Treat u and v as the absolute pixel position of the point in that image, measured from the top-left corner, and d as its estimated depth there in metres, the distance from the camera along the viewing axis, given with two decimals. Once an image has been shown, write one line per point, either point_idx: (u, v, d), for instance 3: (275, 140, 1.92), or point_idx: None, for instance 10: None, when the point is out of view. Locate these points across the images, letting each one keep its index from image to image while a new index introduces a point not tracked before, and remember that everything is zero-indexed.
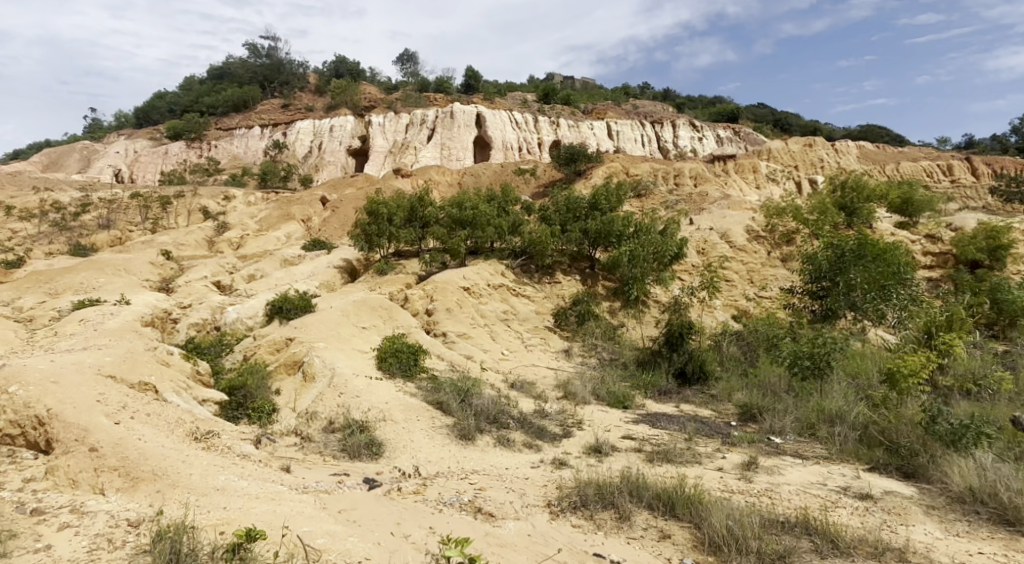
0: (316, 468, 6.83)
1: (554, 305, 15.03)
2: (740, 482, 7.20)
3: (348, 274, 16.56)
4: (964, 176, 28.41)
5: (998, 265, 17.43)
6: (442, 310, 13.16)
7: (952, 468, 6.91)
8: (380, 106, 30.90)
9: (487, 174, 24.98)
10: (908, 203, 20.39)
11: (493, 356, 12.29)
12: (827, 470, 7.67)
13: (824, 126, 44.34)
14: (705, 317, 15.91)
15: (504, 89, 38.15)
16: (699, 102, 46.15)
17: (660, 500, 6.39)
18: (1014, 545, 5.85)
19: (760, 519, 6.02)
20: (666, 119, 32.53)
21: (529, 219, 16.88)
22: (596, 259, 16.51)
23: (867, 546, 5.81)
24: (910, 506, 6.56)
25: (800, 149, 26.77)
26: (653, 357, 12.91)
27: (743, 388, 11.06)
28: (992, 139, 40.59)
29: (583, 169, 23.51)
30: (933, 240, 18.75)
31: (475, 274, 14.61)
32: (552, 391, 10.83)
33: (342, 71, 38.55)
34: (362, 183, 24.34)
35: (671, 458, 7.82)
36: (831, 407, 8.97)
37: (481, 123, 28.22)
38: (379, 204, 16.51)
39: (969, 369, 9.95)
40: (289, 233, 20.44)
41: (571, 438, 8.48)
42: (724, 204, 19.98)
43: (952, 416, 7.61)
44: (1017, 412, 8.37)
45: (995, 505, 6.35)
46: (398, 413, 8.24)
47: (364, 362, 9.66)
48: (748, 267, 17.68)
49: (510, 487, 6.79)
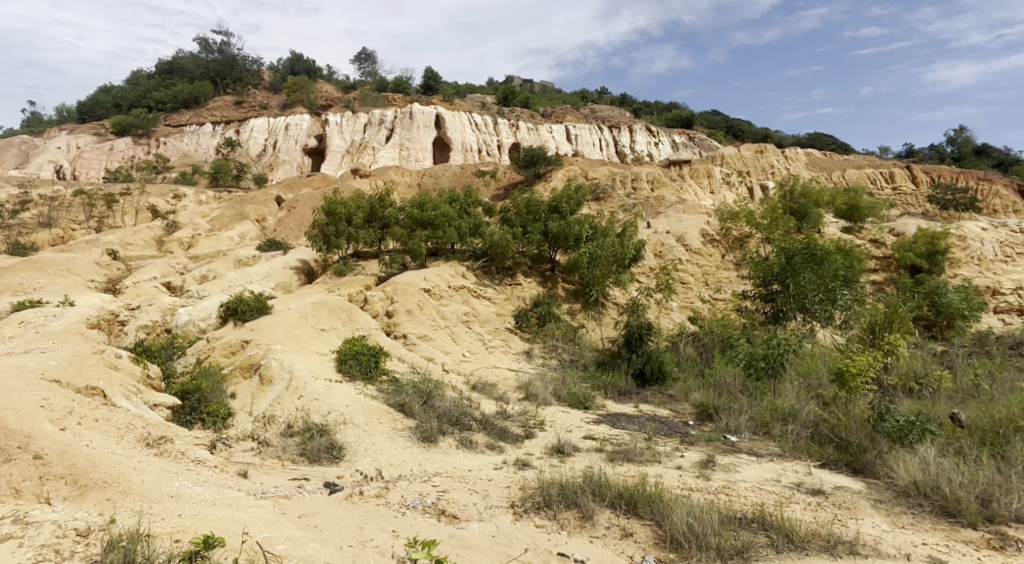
0: (274, 473, 6.67)
1: (515, 306, 15.06)
2: (698, 480, 7.34)
3: (306, 275, 16.29)
4: (905, 184, 29.55)
5: (937, 269, 18.22)
6: (402, 312, 13.04)
7: (897, 463, 7.16)
8: (337, 106, 30.55)
9: (447, 176, 24.88)
10: (854, 208, 21.10)
11: (455, 358, 12.26)
12: (780, 467, 7.86)
13: (774, 133, 45.66)
14: (662, 318, 16.17)
15: (463, 91, 38.19)
16: (656, 108, 46.94)
17: (622, 498, 6.47)
18: (957, 535, 6.10)
19: (720, 516, 6.11)
20: (624, 123, 32.98)
21: (490, 221, 16.91)
22: (556, 261, 16.66)
23: (821, 539, 5.97)
24: (859, 501, 6.78)
25: (752, 156, 27.50)
26: (613, 358, 13.06)
27: (699, 387, 11.31)
28: (930, 148, 42.32)
29: (543, 172, 23.65)
30: (877, 244, 19.43)
31: (436, 275, 14.57)
32: (514, 392, 10.86)
33: (298, 69, 37.87)
34: (319, 183, 23.99)
35: (631, 458, 7.93)
36: (784, 407, 9.22)
37: (440, 124, 28.08)
38: (338, 204, 16.34)
39: (911, 369, 10.38)
40: (243, 233, 19.96)
41: (533, 439, 8.53)
42: (680, 208, 20.35)
43: (898, 414, 7.93)
44: (957, 409, 8.73)
45: (938, 498, 6.61)
46: (358, 416, 8.13)
47: (324, 365, 9.50)
48: (703, 270, 18.07)
49: (473, 489, 6.77)
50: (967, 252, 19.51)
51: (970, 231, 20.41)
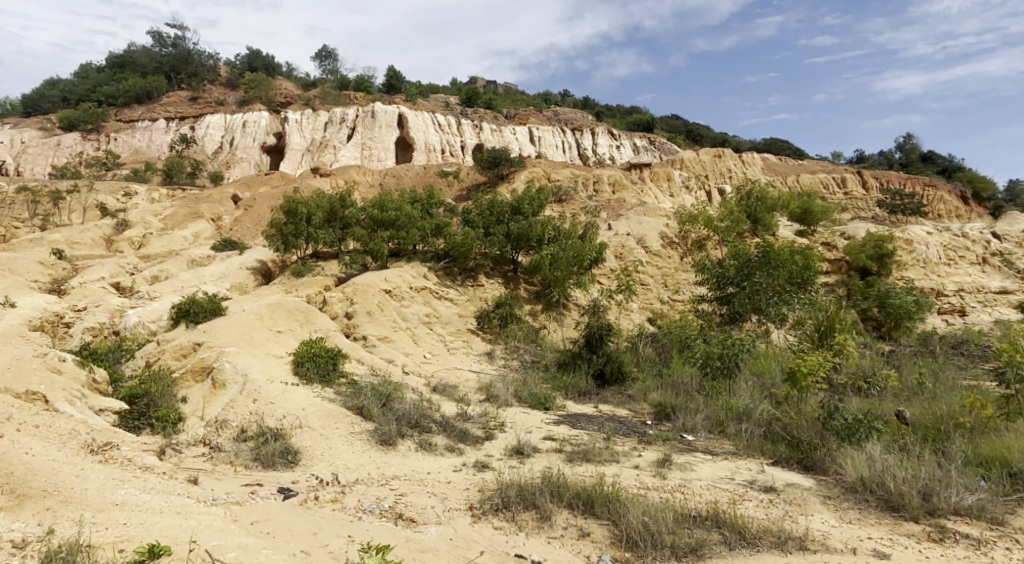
0: (226, 480, 6.51)
1: (477, 307, 15.03)
2: (655, 479, 7.44)
3: (262, 275, 16.00)
4: (856, 188, 30.40)
5: (885, 272, 18.81)
6: (362, 313, 12.87)
7: (846, 460, 7.35)
8: (296, 103, 30.10)
9: (409, 176, 24.72)
10: (807, 212, 21.65)
11: (415, 360, 12.15)
12: (734, 465, 8.02)
13: (731, 138, 46.60)
14: (622, 319, 16.34)
15: (426, 90, 38.03)
16: (617, 111, 47.46)
17: (579, 499, 6.52)
18: (900, 529, 6.29)
19: (674, 515, 6.21)
20: (586, 126, 33.25)
21: (452, 221, 16.86)
22: (519, 262, 16.69)
23: (771, 536, 6.09)
24: (809, 497, 6.95)
25: (710, 160, 28.00)
26: (574, 359, 13.13)
27: (657, 387, 11.46)
28: (880, 154, 43.73)
29: (506, 173, 23.70)
30: (829, 247, 19.92)
31: (397, 276, 14.45)
32: (475, 394, 10.83)
33: (256, 65, 37.19)
34: (277, 181, 23.57)
35: (590, 458, 7.98)
36: (739, 406, 9.41)
37: (403, 123, 27.88)
38: (298, 203, 16.08)
39: (860, 368, 10.70)
40: (197, 233, 19.47)
41: (493, 440, 8.52)
42: (640, 211, 20.59)
43: (847, 411, 8.16)
44: (902, 407, 9.03)
45: (883, 493, 6.82)
46: (315, 420, 8.01)
47: (280, 368, 9.32)
48: (662, 271, 18.32)
49: (431, 492, 6.73)
50: (913, 256, 20.18)
51: (916, 235, 21.15)
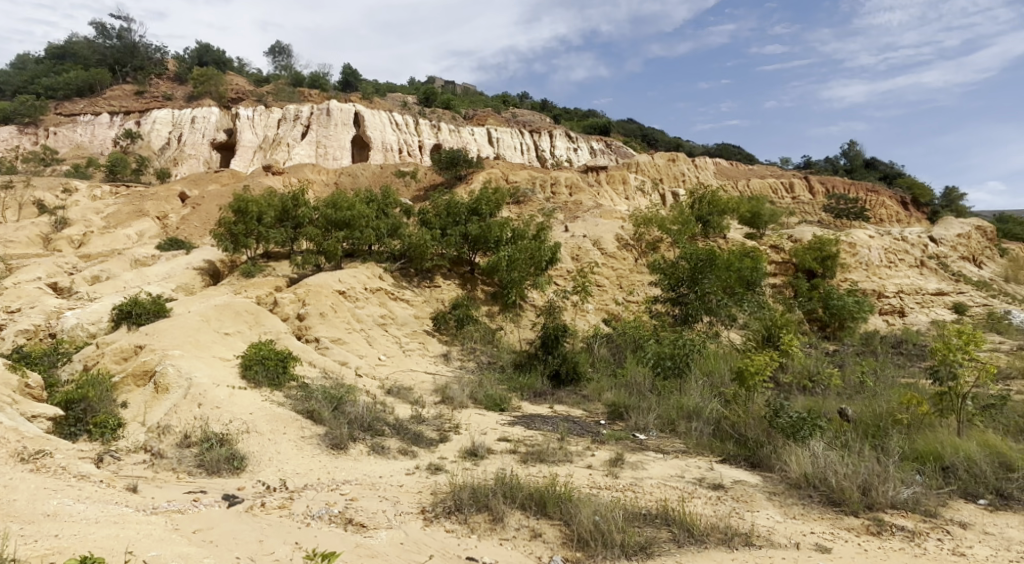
0: (167, 487, 6.31)
1: (433, 309, 14.93)
2: (607, 478, 7.51)
3: (210, 275, 15.58)
4: (803, 193, 31.31)
5: (830, 274, 19.32)
6: (315, 315, 12.62)
7: (790, 457, 7.55)
8: (248, 99, 29.45)
9: (365, 176, 24.46)
10: (756, 216, 22.24)
11: (369, 362, 11.97)
12: (684, 463, 8.16)
13: (685, 143, 47.48)
14: (578, 320, 16.40)
15: (383, 89, 37.68)
16: (574, 114, 47.85)
17: (532, 500, 6.52)
18: (841, 523, 6.49)
19: (625, 513, 6.28)
20: (544, 128, 33.44)
21: (408, 222, 16.75)
22: (475, 263, 16.65)
23: (718, 532, 6.20)
24: (755, 494, 7.12)
25: (665, 164, 28.49)
26: (530, 360, 13.15)
27: (611, 387, 11.57)
28: (826, 161, 45.13)
29: (463, 174, 23.67)
30: (776, 249, 20.33)
31: (351, 277, 14.25)
32: (430, 396, 10.74)
33: (206, 60, 36.23)
34: (227, 179, 23.00)
35: (544, 458, 8.01)
36: (690, 405, 9.60)
37: (359, 122, 27.52)
38: (248, 201, 15.71)
39: (805, 368, 11.10)
40: (142, 231, 18.86)
41: (447, 442, 8.46)
42: (596, 213, 20.77)
43: (792, 410, 8.39)
44: (845, 405, 9.34)
45: (826, 488, 7.03)
46: (263, 424, 7.83)
47: (227, 371, 9.08)
48: (617, 273, 18.49)
49: (383, 496, 6.64)
50: (856, 259, 20.77)
51: (859, 239, 21.72)
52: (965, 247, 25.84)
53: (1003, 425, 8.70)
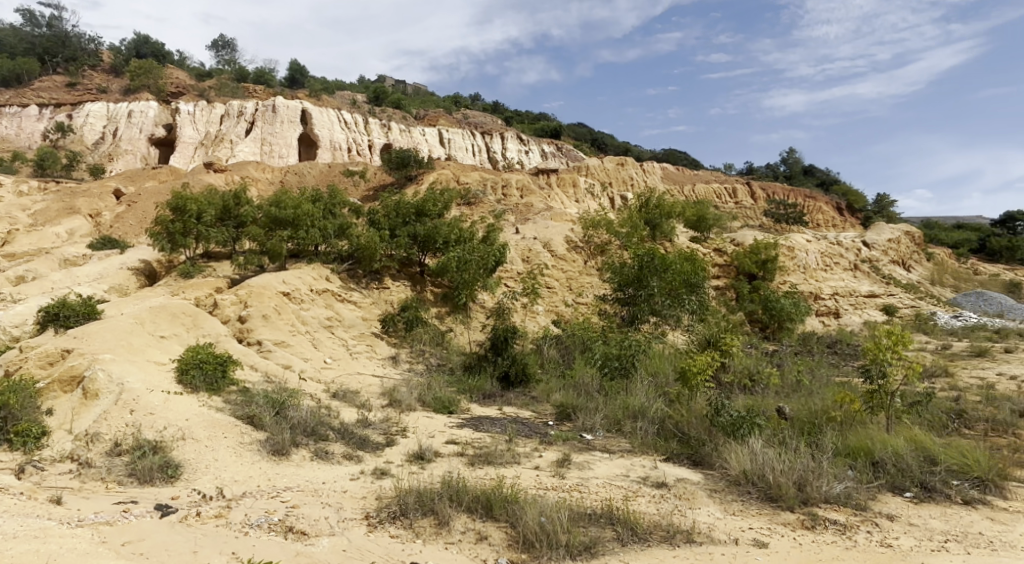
0: (96, 498, 6.05)
1: (381, 310, 14.75)
2: (554, 479, 7.54)
3: (145, 276, 15.03)
4: (745, 199, 32.27)
5: (770, 276, 19.86)
6: (257, 317, 12.20)
7: (730, 455, 7.74)
8: (189, 93, 28.52)
9: (312, 175, 24.05)
10: (701, 220, 22.80)
11: (315, 365, 11.70)
12: (630, 462, 8.28)
13: (633, 148, 48.27)
14: (528, 321, 16.39)
15: (331, 87, 37.06)
16: (526, 117, 48.08)
17: (478, 502, 6.50)
18: (777, 518, 6.68)
19: (570, 514, 6.32)
20: (495, 130, 33.47)
21: (356, 223, 16.51)
22: (425, 265, 16.51)
23: (661, 531, 6.30)
24: (696, 491, 7.28)
25: (613, 168, 28.93)
26: (479, 362, 13.09)
27: (559, 388, 11.64)
28: (767, 167, 46.58)
29: (414, 174, 23.50)
30: (720, 252, 20.85)
31: (297, 278, 13.94)
32: (377, 399, 10.59)
33: (144, 52, 34.95)
34: (166, 176, 22.23)
35: (492, 460, 7.99)
36: (635, 405, 9.76)
37: (306, 120, 26.94)
38: (188, 199, 15.19)
39: (746, 367, 11.42)
40: (73, 230, 18.04)
41: (394, 446, 8.36)
42: (547, 215, 20.89)
43: (732, 409, 8.62)
44: (783, 403, 9.64)
45: (763, 485, 7.24)
46: (200, 431, 7.58)
47: (162, 376, 8.76)
48: (567, 275, 18.60)
49: (325, 502, 6.50)
50: (795, 262, 21.50)
51: (797, 243, 22.55)
52: (895, 252, 27.04)
53: (928, 421, 9.13)
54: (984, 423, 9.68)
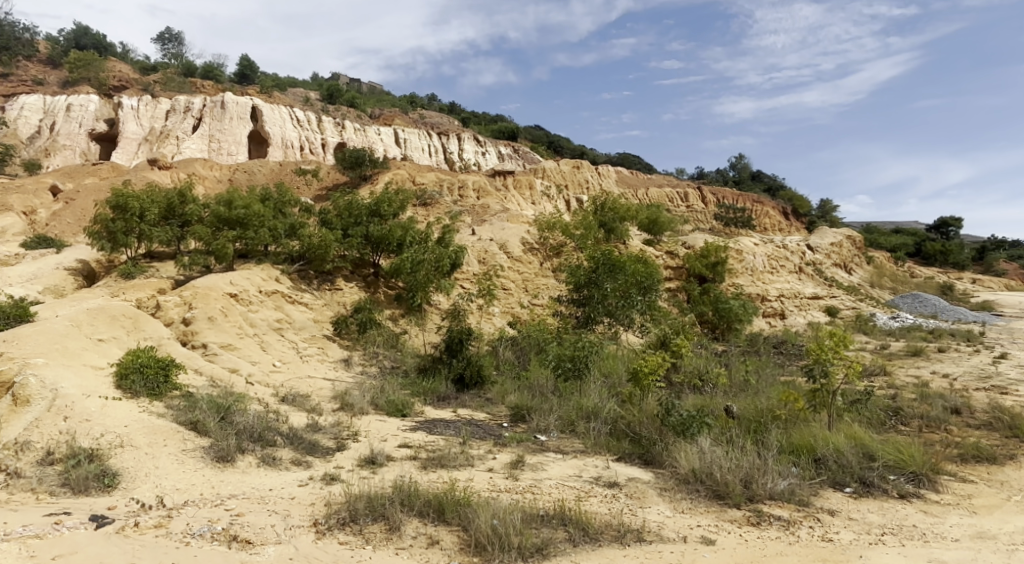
0: (25, 510, 5.77)
1: (333, 313, 14.50)
2: (507, 480, 7.53)
3: (84, 277, 14.45)
4: (696, 203, 32.94)
5: (719, 279, 20.34)
6: (202, 319, 11.82)
7: (679, 454, 7.87)
8: (132, 87, 27.55)
9: (262, 173, 23.54)
10: (654, 223, 23.20)
11: (263, 368, 11.40)
12: (582, 462, 8.33)
13: (589, 151, 48.75)
14: (484, 323, 16.33)
15: (283, 84, 36.36)
16: (482, 118, 48.08)
17: (430, 506, 6.46)
18: (724, 516, 6.81)
19: (522, 516, 6.32)
20: (452, 131, 33.34)
21: (308, 223, 16.22)
22: (379, 266, 16.33)
23: (612, 530, 6.35)
24: (647, 490, 7.38)
25: (569, 170, 29.16)
26: (434, 364, 13.00)
27: (514, 390, 11.63)
28: (718, 172, 47.69)
29: (368, 174, 23.22)
30: (672, 255, 21.20)
31: (245, 280, 13.60)
32: (328, 403, 10.41)
33: (84, 43, 33.63)
34: (107, 173, 21.42)
35: (445, 463, 7.93)
36: (588, 406, 9.84)
37: (257, 117, 26.31)
38: (130, 197, 14.66)
39: (696, 368, 11.64)
40: (5, 227, 17.22)
41: (344, 451, 8.22)
42: (503, 217, 20.90)
43: (682, 409, 8.77)
44: (731, 403, 9.85)
45: (711, 483, 7.36)
46: (140, 438, 7.31)
47: (100, 381, 8.43)
48: (523, 276, 18.62)
49: (272, 510, 6.34)
50: (743, 265, 22.04)
51: (745, 246, 23.12)
52: (838, 255, 27.98)
53: (867, 418, 9.45)
54: (919, 420, 10.08)
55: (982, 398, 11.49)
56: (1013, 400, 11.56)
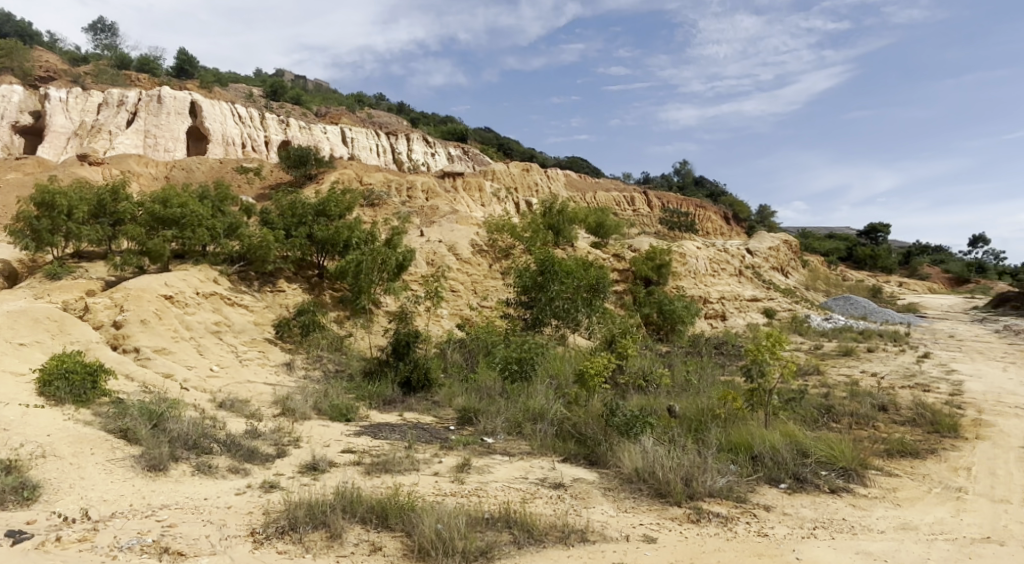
0: None
1: (275, 315, 14.14)
2: (453, 484, 7.48)
3: (5, 277, 13.70)
4: (642, 207, 33.54)
5: (664, 281, 20.74)
6: (134, 322, 11.36)
7: (623, 453, 7.98)
8: (61, 78, 26.34)
9: (201, 170, 22.80)
10: (601, 226, 23.53)
11: (200, 373, 11.03)
12: (529, 464, 8.34)
13: (538, 154, 49.09)
14: (432, 326, 16.18)
15: (225, 79, 35.38)
16: (431, 119, 47.86)
17: (373, 512, 6.36)
18: (666, 513, 6.93)
19: (467, 519, 6.29)
20: (401, 131, 33.03)
21: (249, 223, 15.80)
22: (324, 267, 16.02)
23: (556, 531, 6.38)
24: (592, 490, 7.44)
25: (519, 173, 29.28)
26: (380, 367, 12.80)
27: (462, 392, 11.57)
28: (663, 177, 48.71)
29: (313, 173, 22.80)
30: (619, 258, 21.52)
31: (181, 281, 13.15)
32: (269, 409, 10.16)
33: (8, 30, 31.96)
34: (33, 168, 20.38)
35: (389, 468, 7.82)
36: (535, 407, 9.88)
37: (196, 112, 25.49)
38: (56, 193, 13.99)
39: (641, 368, 11.82)
40: None
41: (285, 457, 8.02)
42: (452, 219, 20.87)
43: (626, 409, 8.90)
44: (675, 403, 10.04)
45: (653, 482, 7.49)
46: (64, 447, 6.99)
47: (20, 388, 8.01)
48: (472, 278, 18.55)
49: (207, 520, 6.13)
50: (686, 268, 22.54)
51: (688, 249, 23.67)
52: (775, 259, 28.93)
53: (801, 416, 9.77)
54: (849, 417, 10.50)
55: (907, 395, 12.06)
56: (935, 397, 12.16)
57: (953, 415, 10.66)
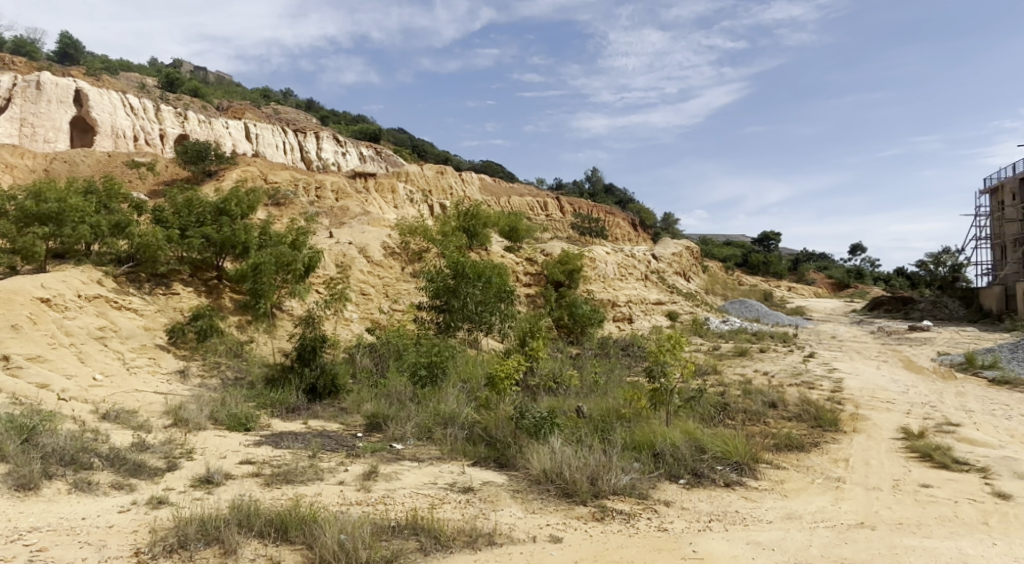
0: None
1: (168, 319, 13.34)
2: (358, 493, 7.29)
3: None
4: (555, 213, 34.16)
5: (574, 285, 21.14)
6: (4, 328, 10.43)
7: (532, 455, 8.06)
8: None
9: (86, 164, 21.27)
10: (513, 230, 23.74)
11: (81, 381, 10.25)
12: (438, 469, 8.25)
13: (452, 157, 49.02)
14: (340, 330, 15.78)
15: (116, 68, 33.20)
16: (343, 117, 46.87)
17: (271, 526, 6.10)
18: (572, 513, 7.03)
19: (373, 528, 6.15)
20: (310, 130, 32.14)
21: (141, 221, 14.87)
22: (223, 270, 15.29)
23: (463, 536, 6.33)
24: (501, 493, 7.45)
25: (433, 175, 29.15)
26: (283, 373, 12.30)
27: (371, 398, 11.31)
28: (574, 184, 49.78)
29: (213, 170, 21.87)
30: (531, 262, 21.73)
31: (61, 283, 12.21)
32: (159, 419, 9.57)
33: None
34: None
35: (291, 479, 7.53)
36: (445, 412, 9.83)
37: (81, 101, 23.75)
38: None
39: (551, 371, 11.97)
40: None
41: (176, 471, 7.57)
42: (364, 221, 20.51)
43: (535, 412, 8.99)
44: (583, 403, 10.24)
45: (561, 482, 7.60)
46: None
47: None
48: (383, 282, 18.22)
49: (84, 542, 5.68)
50: (595, 272, 23.09)
51: (597, 254, 24.32)
52: (678, 264, 30.15)
53: (700, 414, 10.18)
54: (743, 414, 11.05)
55: (794, 392, 12.85)
56: (820, 394, 13.01)
57: (835, 410, 11.44)
